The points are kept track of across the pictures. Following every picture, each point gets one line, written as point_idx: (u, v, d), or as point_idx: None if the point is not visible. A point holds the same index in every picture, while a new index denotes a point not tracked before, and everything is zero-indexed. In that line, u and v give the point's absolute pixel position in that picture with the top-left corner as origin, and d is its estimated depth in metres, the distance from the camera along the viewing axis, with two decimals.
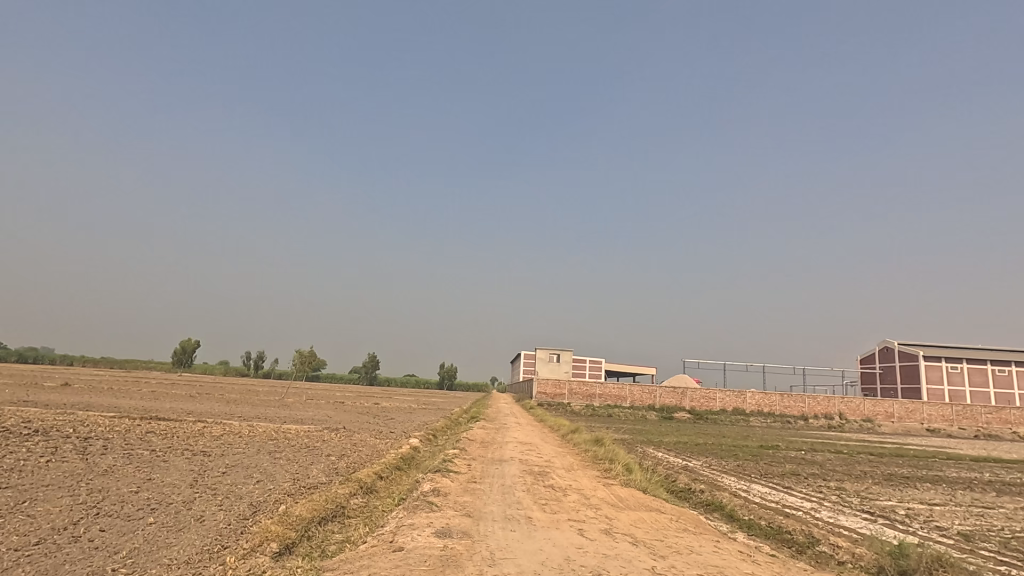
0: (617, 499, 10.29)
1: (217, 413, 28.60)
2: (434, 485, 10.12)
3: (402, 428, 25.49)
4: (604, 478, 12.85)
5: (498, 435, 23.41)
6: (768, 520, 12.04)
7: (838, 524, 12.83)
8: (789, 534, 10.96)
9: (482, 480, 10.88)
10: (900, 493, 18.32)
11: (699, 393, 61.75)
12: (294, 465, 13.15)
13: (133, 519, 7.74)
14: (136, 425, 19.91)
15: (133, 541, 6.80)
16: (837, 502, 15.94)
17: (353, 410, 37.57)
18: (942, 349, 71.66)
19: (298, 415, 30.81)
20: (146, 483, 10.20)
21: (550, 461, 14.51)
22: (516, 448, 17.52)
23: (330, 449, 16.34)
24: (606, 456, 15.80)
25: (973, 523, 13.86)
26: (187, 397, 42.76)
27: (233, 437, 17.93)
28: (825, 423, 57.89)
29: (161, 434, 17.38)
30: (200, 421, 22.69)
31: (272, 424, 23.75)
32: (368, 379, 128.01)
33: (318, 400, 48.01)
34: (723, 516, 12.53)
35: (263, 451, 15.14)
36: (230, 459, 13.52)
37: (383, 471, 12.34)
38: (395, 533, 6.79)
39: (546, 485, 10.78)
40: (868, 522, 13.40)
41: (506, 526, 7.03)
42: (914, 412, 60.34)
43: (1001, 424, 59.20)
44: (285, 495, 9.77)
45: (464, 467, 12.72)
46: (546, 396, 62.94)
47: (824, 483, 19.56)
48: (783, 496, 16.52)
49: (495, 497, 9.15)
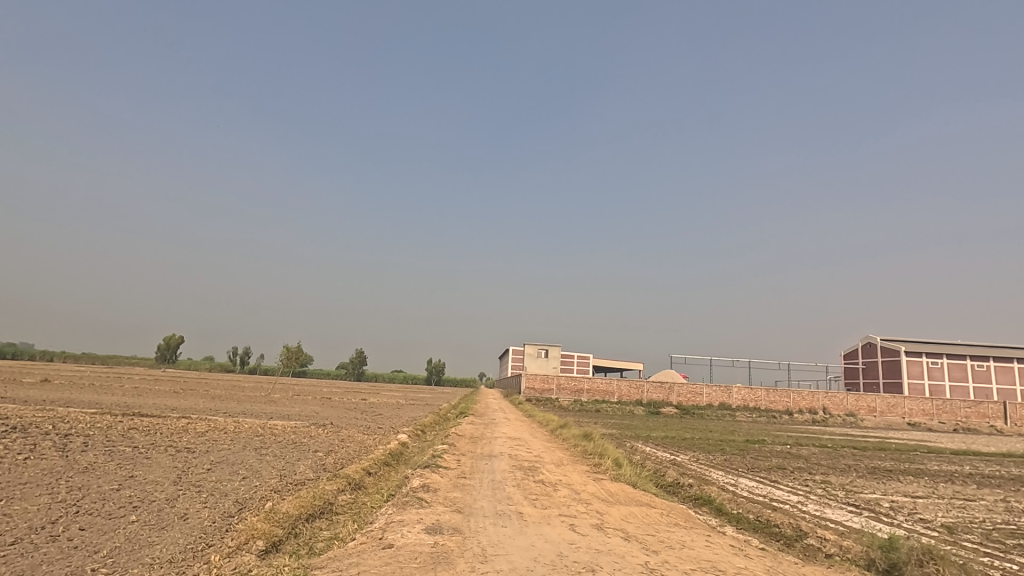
0: (607, 494, 10.27)
1: (202, 409, 28.10)
2: (423, 480, 10.02)
3: (390, 424, 25.34)
4: (594, 473, 12.84)
5: (487, 430, 23.31)
6: (755, 514, 12.11)
7: (825, 516, 12.97)
8: (777, 528, 11.06)
9: (473, 475, 10.78)
10: (885, 487, 18.52)
11: (685, 388, 62.20)
12: (280, 461, 12.97)
13: (114, 518, 7.53)
14: (118, 421, 19.49)
15: (114, 540, 6.62)
16: (823, 496, 16.10)
17: (340, 406, 37.18)
18: (922, 344, 72.96)
19: (285, 410, 30.59)
20: (127, 481, 9.97)
21: (539, 456, 14.44)
22: (505, 443, 17.45)
23: (317, 445, 16.17)
24: (595, 451, 15.80)
25: (956, 515, 14.07)
26: (170, 393, 42.21)
27: (218, 433, 17.68)
28: (809, 418, 58.62)
29: (144, 430, 17.08)
30: (184, 417, 22.30)
31: (258, 420, 23.37)
32: (355, 375, 127.34)
33: (305, 396, 47.61)
34: (712, 510, 12.65)
35: (249, 448, 14.91)
36: (215, 456, 13.30)
37: (372, 467, 12.24)
38: (385, 529, 6.68)
39: (536, 481, 10.72)
40: (854, 515, 13.55)
41: (498, 521, 6.96)
42: (896, 407, 61.23)
43: (979, 418, 60.41)
44: (272, 491, 9.61)
45: (453, 463, 12.64)
46: (534, 392, 62.92)
47: (809, 477, 19.84)
48: (770, 490, 16.66)
49: (486, 492, 9.07)
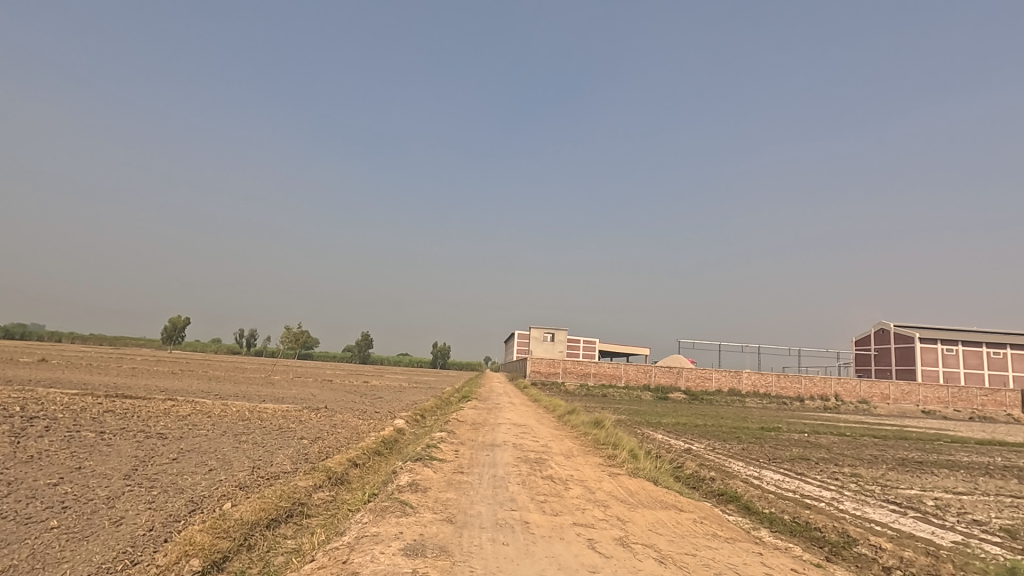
0: (627, 493, 8.81)
1: (193, 391, 26.94)
2: (413, 476, 8.60)
3: (387, 408, 24.05)
4: (608, 466, 11.41)
5: (489, 416, 22.09)
6: (791, 516, 10.81)
7: (867, 517, 11.53)
8: (819, 532, 9.79)
9: (471, 470, 9.36)
10: (923, 482, 17.03)
11: (694, 372, 60.71)
12: (259, 450, 11.68)
13: (29, 524, 6.16)
14: (94, 402, 18.33)
15: (14, 555, 5.26)
16: (857, 492, 14.62)
17: (340, 389, 36.06)
18: (937, 331, 71.09)
19: (281, 393, 29.44)
20: (72, 472, 8.61)
21: (546, 447, 13.05)
22: (509, 431, 16.04)
23: (304, 431, 14.84)
24: (608, 441, 14.37)
25: (1012, 516, 12.60)
26: (166, 374, 41.34)
27: (200, 417, 16.51)
28: (821, 404, 57.15)
29: (120, 413, 15.89)
30: (170, 400, 21.11)
31: (249, 403, 22.14)
32: (360, 358, 126.87)
33: (305, 378, 46.49)
34: (740, 508, 11.41)
35: (228, 434, 13.65)
36: (186, 443, 11.97)
37: (359, 458, 10.92)
38: (353, 547, 5.26)
39: (543, 477, 9.26)
40: (899, 515, 12.11)
41: (498, 536, 5.54)
42: (910, 394, 59.58)
43: (996, 406, 58.72)
44: (237, 487, 8.22)
45: (450, 455, 11.22)
46: (540, 376, 61.73)
47: (836, 469, 18.37)
48: (798, 484, 15.23)
49: (485, 492, 7.67)
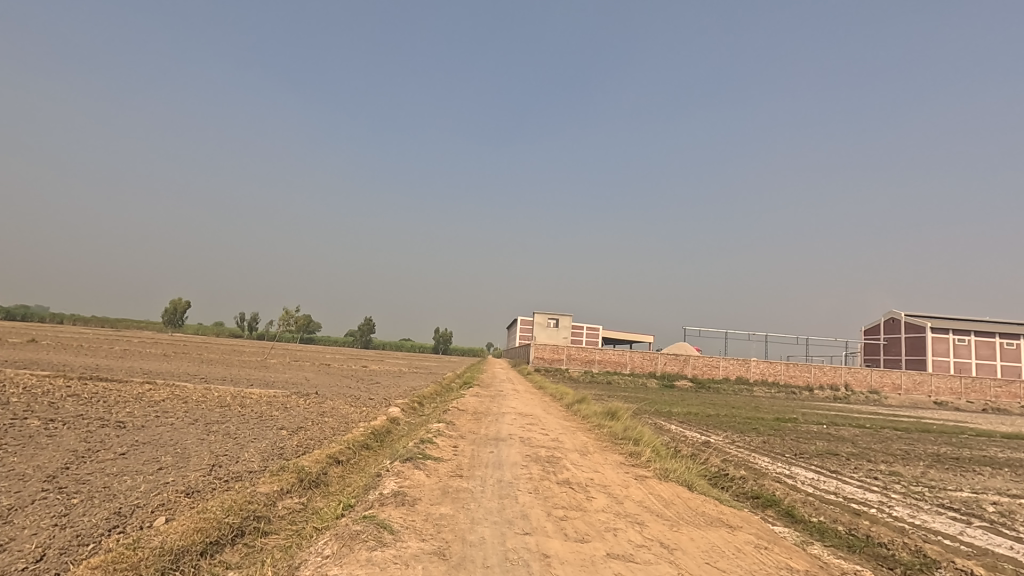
0: (663, 505, 7.22)
1: (180, 374, 25.38)
2: (400, 482, 6.95)
3: (384, 394, 22.47)
4: (631, 467, 9.79)
5: (493, 404, 20.70)
6: (845, 525, 9.23)
7: (930, 528, 9.91)
8: (885, 549, 8.23)
9: (472, 474, 7.74)
10: (969, 482, 15.38)
11: (701, 360, 59.20)
12: (228, 443, 10.09)
13: None
14: (63, 385, 16.83)
15: None
16: (905, 493, 13.03)
17: (337, 373, 34.58)
18: (950, 321, 69.29)
19: (272, 377, 27.83)
20: None
21: (558, 442, 11.45)
22: (515, 422, 14.45)
23: (287, 420, 13.28)
24: (627, 436, 12.76)
25: None
26: (160, 356, 39.83)
27: (174, 402, 14.96)
28: (831, 394, 55.70)
29: (85, 398, 14.33)
30: (148, 383, 19.47)
31: (234, 388, 20.50)
32: (362, 343, 125.77)
33: (303, 361, 44.90)
34: (780, 515, 9.84)
35: (198, 423, 12.07)
36: (144, 434, 10.39)
37: (342, 455, 9.31)
38: None
39: (559, 483, 7.63)
40: (964, 524, 10.49)
41: None
42: (922, 385, 58.06)
43: (1010, 398, 56.95)
44: (182, 493, 6.64)
45: (447, 451, 9.55)
46: (544, 361, 60.41)
47: (872, 466, 16.66)
48: (837, 484, 13.58)
49: (489, 506, 6.05)
